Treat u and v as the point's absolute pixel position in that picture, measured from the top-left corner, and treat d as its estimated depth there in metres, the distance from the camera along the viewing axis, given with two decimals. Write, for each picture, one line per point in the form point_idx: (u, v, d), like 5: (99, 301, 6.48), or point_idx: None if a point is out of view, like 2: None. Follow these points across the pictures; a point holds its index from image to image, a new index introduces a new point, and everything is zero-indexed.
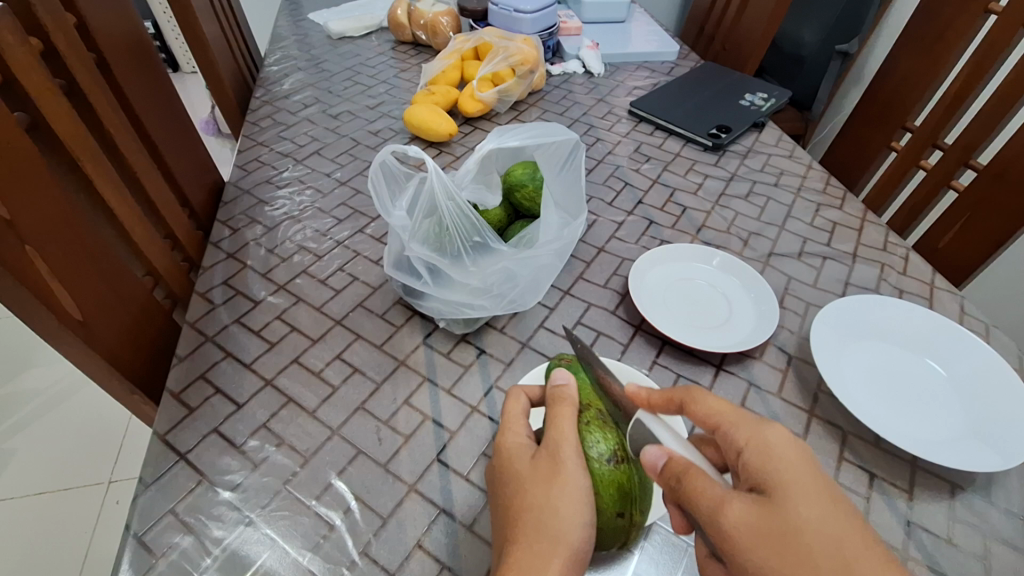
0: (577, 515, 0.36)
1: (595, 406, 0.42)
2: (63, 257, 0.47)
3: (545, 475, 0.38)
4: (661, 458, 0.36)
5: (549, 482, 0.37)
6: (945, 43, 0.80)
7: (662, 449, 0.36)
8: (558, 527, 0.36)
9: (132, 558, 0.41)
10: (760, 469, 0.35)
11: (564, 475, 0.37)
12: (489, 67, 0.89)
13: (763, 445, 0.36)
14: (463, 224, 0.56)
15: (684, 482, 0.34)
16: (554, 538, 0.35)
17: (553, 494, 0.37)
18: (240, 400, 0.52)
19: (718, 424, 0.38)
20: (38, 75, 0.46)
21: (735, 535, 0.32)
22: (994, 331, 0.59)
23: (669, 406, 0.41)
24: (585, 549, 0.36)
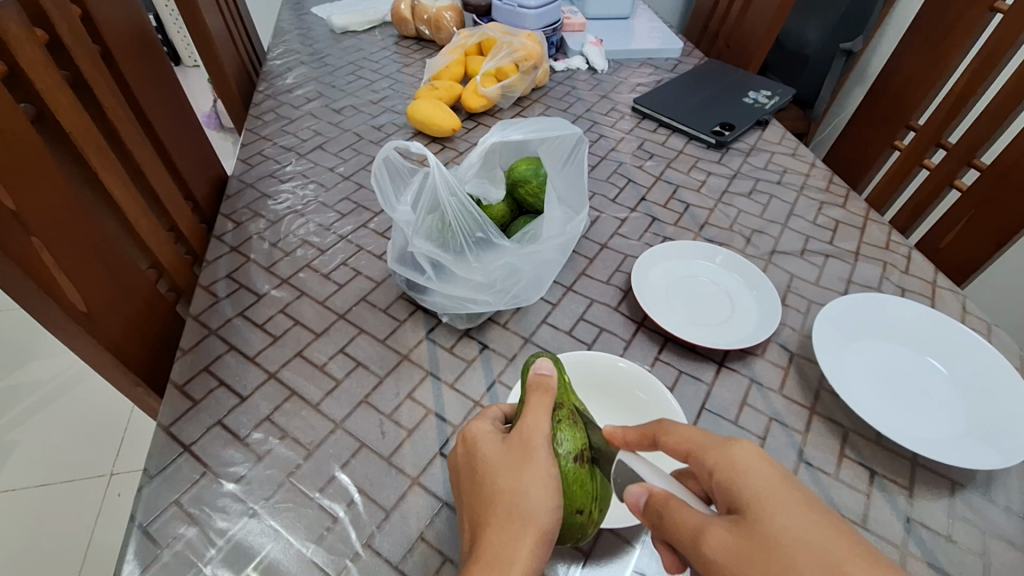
0: (544, 499, 0.36)
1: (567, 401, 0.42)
2: (67, 249, 0.47)
3: (516, 462, 0.38)
4: (642, 495, 0.36)
5: (517, 469, 0.37)
6: (950, 43, 0.80)
7: (642, 486, 0.36)
8: (523, 512, 0.36)
9: (137, 548, 0.42)
10: (731, 490, 0.34)
11: (533, 461, 0.38)
12: (493, 62, 0.89)
13: (734, 464, 0.35)
14: (466, 220, 0.56)
15: (665, 518, 0.34)
16: (520, 523, 0.35)
17: (523, 478, 0.37)
18: (244, 393, 0.52)
19: (689, 450, 0.37)
20: (44, 67, 0.46)
21: (720, 561, 0.31)
22: (995, 330, 0.59)
23: (643, 442, 0.40)
24: (553, 530, 0.36)
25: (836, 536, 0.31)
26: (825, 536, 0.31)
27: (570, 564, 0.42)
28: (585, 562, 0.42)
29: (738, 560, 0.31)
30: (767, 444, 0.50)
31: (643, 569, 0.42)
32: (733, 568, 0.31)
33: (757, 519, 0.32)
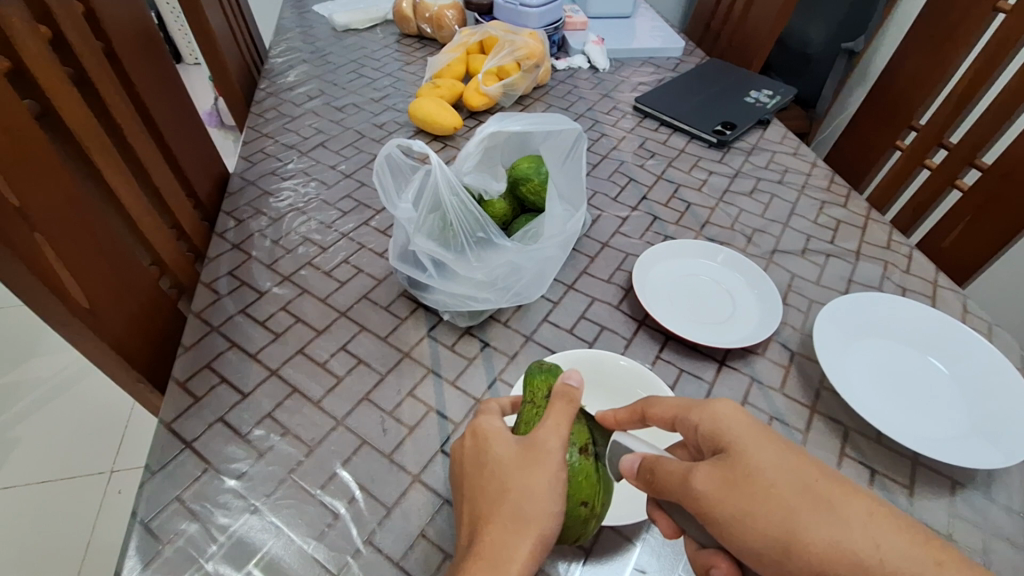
0: (550, 503, 0.36)
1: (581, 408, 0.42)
2: (71, 245, 0.48)
3: (529, 463, 0.37)
4: (636, 461, 0.37)
5: (528, 470, 0.37)
6: (953, 43, 0.80)
7: (636, 454, 0.37)
8: (530, 514, 0.36)
9: (139, 543, 0.42)
10: (716, 440, 0.35)
11: (545, 463, 0.37)
12: (494, 61, 0.89)
13: (714, 415, 0.35)
14: (467, 220, 0.56)
15: (655, 471, 0.35)
16: (525, 525, 0.35)
17: (534, 481, 0.37)
18: (245, 390, 0.52)
19: (675, 414, 0.38)
20: (48, 65, 0.46)
21: (707, 497, 0.32)
22: (996, 330, 0.59)
23: (633, 418, 0.41)
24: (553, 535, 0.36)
25: (809, 466, 0.32)
26: (800, 469, 0.32)
27: (570, 562, 0.42)
28: (585, 560, 0.42)
29: (725, 495, 0.32)
30: None
31: (644, 567, 0.42)
32: (718, 503, 0.32)
33: (738, 463, 0.33)
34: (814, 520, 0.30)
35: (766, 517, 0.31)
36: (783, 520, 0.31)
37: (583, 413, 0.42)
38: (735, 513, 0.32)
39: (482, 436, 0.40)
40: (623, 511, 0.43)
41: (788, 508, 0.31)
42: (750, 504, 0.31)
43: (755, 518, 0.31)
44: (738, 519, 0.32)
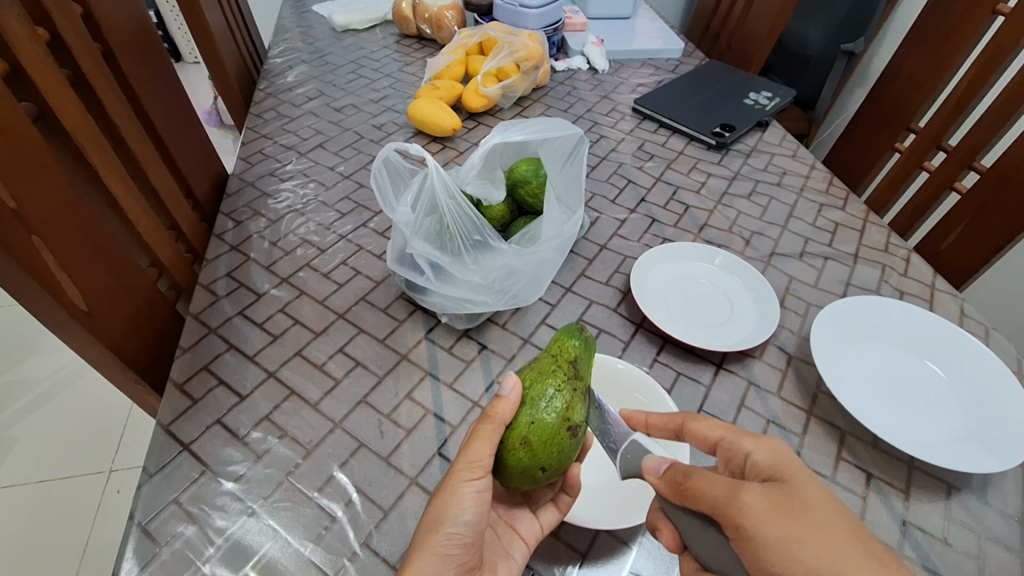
0: (453, 518, 0.38)
1: (568, 382, 0.40)
2: (68, 247, 0.47)
3: (460, 474, 0.39)
4: (663, 463, 0.39)
5: (455, 482, 0.39)
6: (952, 45, 0.80)
7: (663, 457, 0.39)
8: (444, 527, 0.38)
9: (136, 545, 0.42)
10: (770, 468, 0.36)
11: (477, 477, 0.39)
12: (494, 62, 0.89)
13: (767, 450, 0.37)
14: (464, 223, 0.56)
15: (690, 474, 0.36)
16: (440, 536, 0.38)
17: (464, 492, 0.39)
18: (243, 392, 0.52)
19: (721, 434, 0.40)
20: (45, 66, 0.46)
21: (753, 508, 0.32)
22: (994, 334, 0.59)
23: (669, 426, 0.44)
24: (451, 547, 0.38)
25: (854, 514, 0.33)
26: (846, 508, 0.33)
27: (566, 566, 0.42)
28: (582, 563, 0.42)
29: (774, 513, 0.32)
30: None
31: (641, 571, 0.42)
32: (766, 519, 0.32)
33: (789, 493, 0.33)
34: (860, 565, 0.30)
35: (813, 542, 0.31)
36: (826, 556, 0.31)
37: (577, 388, 0.40)
38: (778, 536, 0.31)
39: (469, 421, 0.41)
40: (620, 516, 0.43)
41: (833, 544, 0.31)
42: (797, 530, 0.31)
43: (799, 545, 0.31)
44: (781, 544, 0.31)
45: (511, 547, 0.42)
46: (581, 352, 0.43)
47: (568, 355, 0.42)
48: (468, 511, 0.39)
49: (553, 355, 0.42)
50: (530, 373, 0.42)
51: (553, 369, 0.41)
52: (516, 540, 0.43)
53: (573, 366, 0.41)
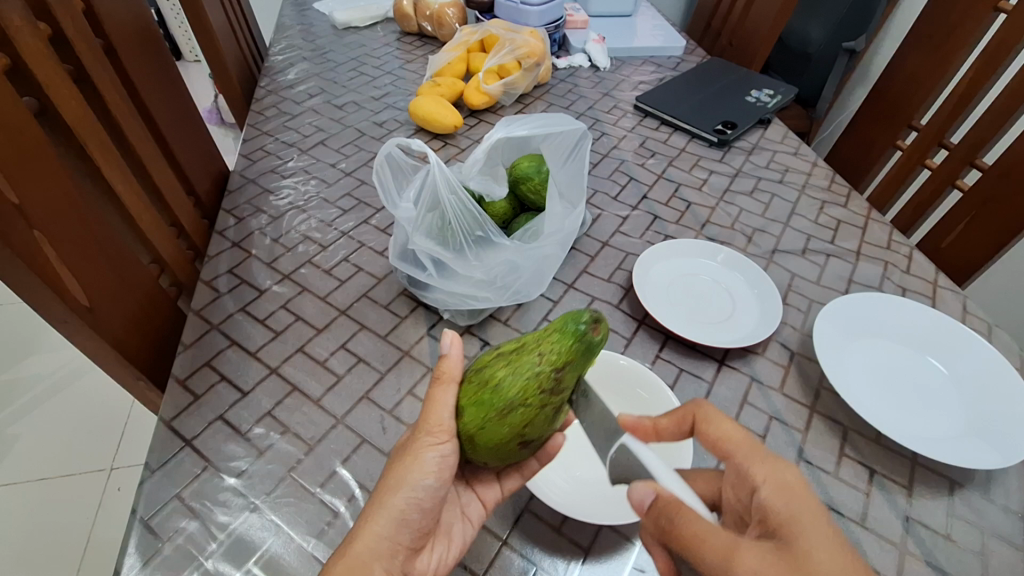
0: (416, 481, 0.38)
1: (541, 392, 0.37)
2: (69, 243, 0.47)
3: (428, 435, 0.38)
4: (648, 495, 0.35)
5: (423, 445, 0.38)
6: (953, 42, 0.80)
7: (650, 486, 0.36)
8: (403, 491, 0.38)
9: (139, 541, 0.42)
10: (776, 512, 0.34)
11: (441, 442, 0.38)
12: (495, 59, 0.89)
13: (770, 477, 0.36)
14: (465, 218, 0.56)
15: (677, 523, 0.34)
16: (399, 500, 0.38)
17: (429, 457, 0.38)
18: (245, 388, 0.52)
19: (728, 451, 0.39)
20: (47, 61, 0.46)
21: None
22: (996, 330, 0.59)
23: (681, 426, 0.43)
24: (410, 510, 0.38)
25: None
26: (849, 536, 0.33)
27: (569, 561, 0.42)
28: (585, 558, 0.42)
29: None
30: (766, 443, 0.50)
31: (643, 566, 0.42)
32: None
33: (788, 543, 0.33)
34: None
35: None
36: None
37: (549, 399, 0.37)
38: None
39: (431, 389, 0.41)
40: (621, 511, 0.43)
41: None
42: None
43: None
44: None
45: (467, 507, 0.43)
46: (570, 354, 0.38)
47: (557, 357, 0.38)
48: (431, 476, 0.38)
49: (538, 353, 0.38)
50: (512, 365, 0.38)
51: (532, 373, 0.37)
52: (474, 501, 0.44)
53: (555, 374, 0.37)
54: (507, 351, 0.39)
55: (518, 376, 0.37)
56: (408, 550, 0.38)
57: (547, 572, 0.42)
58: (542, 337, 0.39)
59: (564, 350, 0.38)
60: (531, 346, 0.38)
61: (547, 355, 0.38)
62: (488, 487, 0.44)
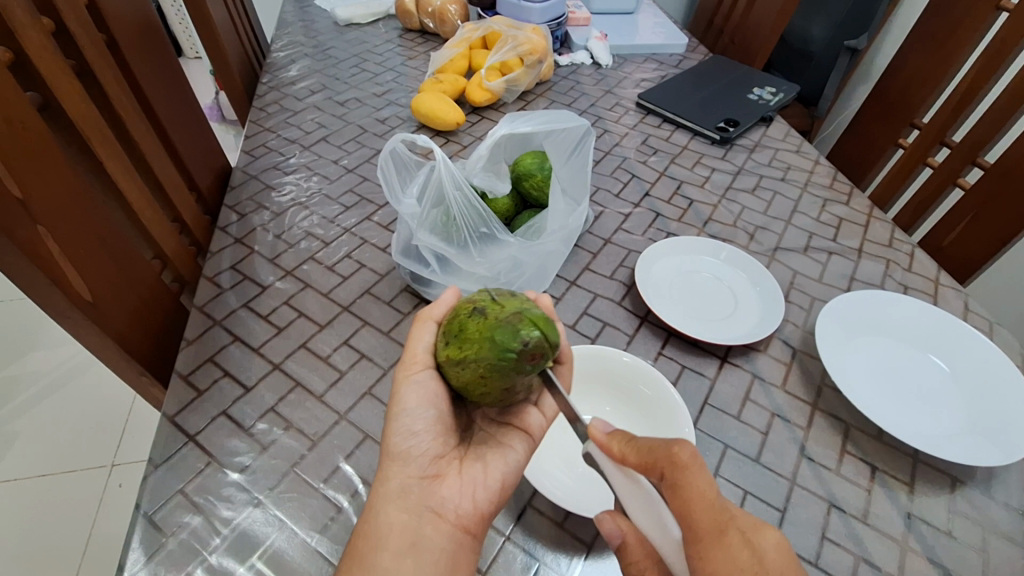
0: (406, 405, 0.40)
1: (490, 397, 0.38)
2: (73, 239, 0.47)
3: (404, 370, 0.42)
4: (616, 534, 0.38)
5: (400, 381, 0.41)
6: (955, 41, 0.80)
7: (619, 528, 0.38)
8: (393, 427, 0.40)
9: (142, 535, 0.42)
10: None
11: (419, 372, 0.41)
12: (497, 56, 0.88)
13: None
14: (470, 215, 0.56)
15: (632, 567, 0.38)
16: (393, 436, 0.40)
17: (402, 388, 0.41)
18: (248, 383, 0.52)
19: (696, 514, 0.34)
20: (49, 55, 0.46)
21: None
22: (997, 328, 0.59)
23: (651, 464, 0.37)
24: (411, 434, 0.40)
25: None
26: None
27: (572, 557, 0.42)
28: (587, 554, 0.43)
29: None
30: (768, 440, 0.50)
31: None
32: None
33: None
34: None
35: None
36: None
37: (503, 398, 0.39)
38: None
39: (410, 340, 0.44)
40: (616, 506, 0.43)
41: None
42: None
43: None
44: None
45: (506, 438, 0.43)
46: (509, 378, 0.36)
47: (498, 380, 0.36)
48: (409, 399, 0.40)
49: (481, 378, 0.36)
50: (460, 376, 0.38)
51: (477, 388, 0.37)
52: (518, 432, 0.44)
53: (500, 388, 0.37)
54: (454, 358, 0.38)
55: (467, 386, 0.38)
56: (422, 479, 0.40)
57: (549, 568, 0.42)
58: (480, 363, 0.36)
59: (502, 377, 0.36)
60: (472, 367, 0.37)
61: (487, 379, 0.36)
62: (524, 417, 0.44)
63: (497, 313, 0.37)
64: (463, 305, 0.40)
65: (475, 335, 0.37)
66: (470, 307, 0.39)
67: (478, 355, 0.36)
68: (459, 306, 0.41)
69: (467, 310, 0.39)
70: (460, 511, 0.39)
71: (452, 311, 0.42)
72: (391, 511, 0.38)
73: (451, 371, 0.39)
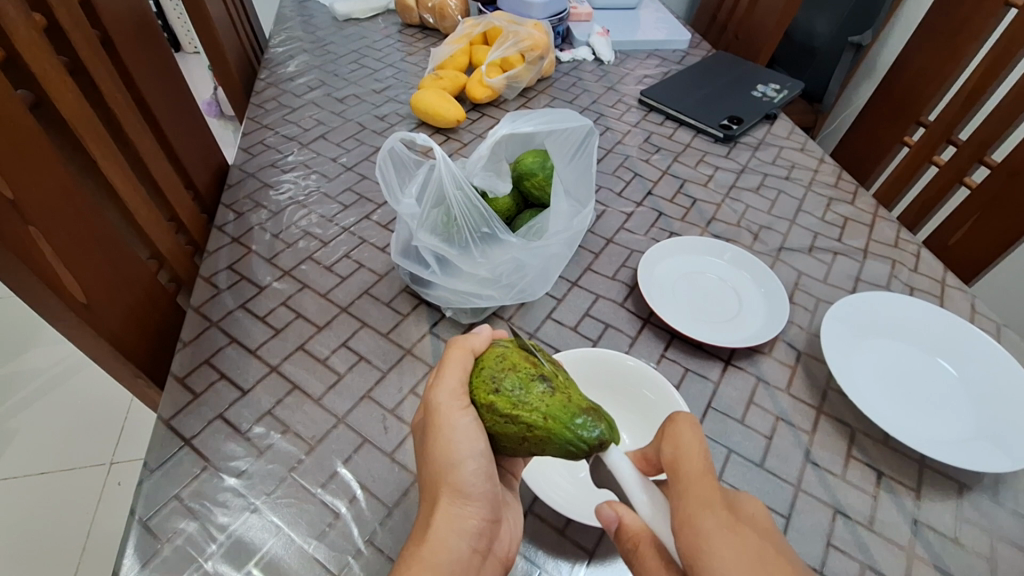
0: (472, 444, 0.37)
1: (517, 450, 0.37)
2: (65, 239, 0.46)
3: (449, 404, 0.37)
4: (614, 520, 0.36)
5: (458, 422, 0.37)
6: (964, 37, 0.78)
7: (615, 510, 0.36)
8: (463, 466, 0.37)
9: (137, 542, 0.41)
10: (715, 531, 0.31)
11: (467, 406, 0.38)
12: (499, 51, 0.87)
13: (688, 516, 0.32)
14: (472, 215, 0.55)
15: (631, 552, 0.35)
16: (461, 474, 0.37)
17: (464, 424, 0.37)
18: (245, 386, 0.51)
19: (680, 461, 0.35)
20: (41, 51, 0.44)
21: None
22: (1006, 330, 0.58)
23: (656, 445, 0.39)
24: (477, 476, 0.37)
25: None
26: (774, 571, 0.29)
27: (574, 563, 0.42)
28: (589, 560, 0.42)
29: None
30: (773, 444, 0.49)
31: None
32: None
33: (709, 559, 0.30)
34: None
35: None
36: None
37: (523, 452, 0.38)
38: None
39: (446, 372, 0.39)
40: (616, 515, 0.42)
41: None
42: None
43: None
44: None
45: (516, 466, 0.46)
46: (556, 449, 0.36)
47: (544, 445, 0.36)
48: (482, 438, 0.37)
49: (530, 437, 0.36)
50: (505, 423, 0.36)
51: (517, 439, 0.36)
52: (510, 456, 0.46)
53: (538, 450, 0.36)
54: (506, 408, 0.36)
55: (508, 435, 0.37)
56: (491, 521, 0.38)
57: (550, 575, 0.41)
58: (541, 432, 0.36)
59: (552, 446, 0.36)
60: (526, 425, 0.36)
61: (536, 441, 0.36)
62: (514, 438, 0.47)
63: (573, 397, 0.37)
64: (524, 362, 0.39)
65: (545, 402, 0.36)
66: (541, 373, 0.38)
67: (544, 425, 0.36)
68: (518, 357, 0.39)
69: (535, 373, 0.38)
70: (508, 549, 0.40)
71: (503, 356, 0.39)
72: (463, 546, 0.36)
73: (492, 415, 0.37)
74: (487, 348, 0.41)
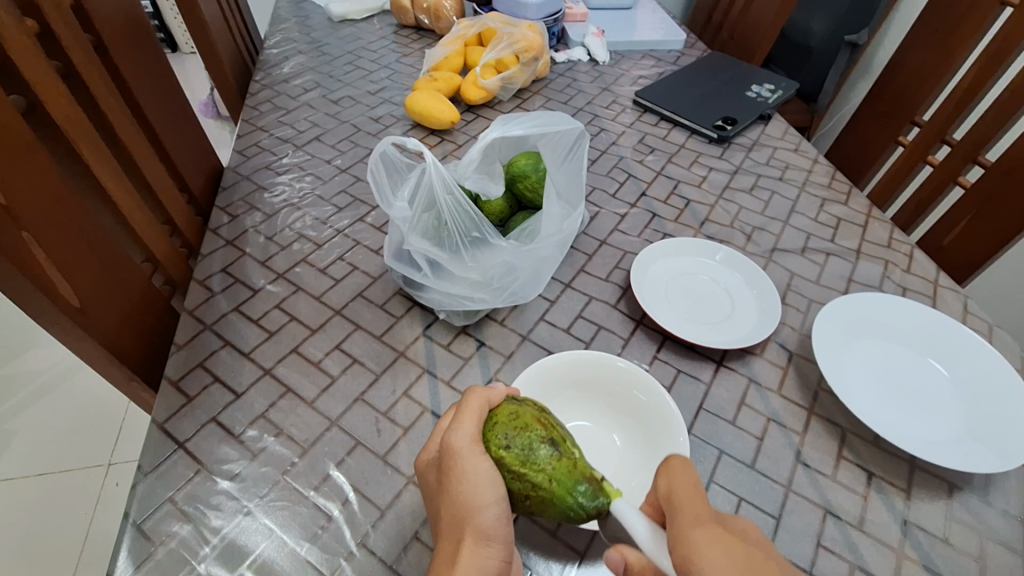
0: (492, 489, 0.37)
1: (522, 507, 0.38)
2: (60, 244, 0.47)
3: (465, 448, 0.38)
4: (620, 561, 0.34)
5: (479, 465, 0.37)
6: (958, 37, 0.78)
7: (620, 551, 0.35)
8: (486, 508, 0.36)
9: (131, 544, 0.42)
10: (705, 539, 0.31)
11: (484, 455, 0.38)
12: (492, 53, 0.87)
13: (681, 531, 0.32)
14: (462, 219, 0.55)
15: None
16: (485, 517, 0.36)
17: (485, 468, 0.37)
18: (239, 389, 0.51)
19: (675, 489, 0.36)
20: (35, 58, 0.45)
21: None
22: (997, 331, 0.58)
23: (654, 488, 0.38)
24: (497, 523, 0.36)
25: None
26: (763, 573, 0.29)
27: (564, 564, 0.42)
28: (580, 562, 0.42)
29: None
30: (764, 445, 0.49)
31: None
32: None
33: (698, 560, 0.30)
34: None
35: None
36: None
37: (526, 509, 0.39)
38: None
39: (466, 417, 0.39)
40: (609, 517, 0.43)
41: None
42: None
43: None
44: None
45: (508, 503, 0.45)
46: (557, 513, 0.37)
47: (547, 507, 0.37)
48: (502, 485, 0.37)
49: (534, 499, 0.37)
50: (511, 483, 0.38)
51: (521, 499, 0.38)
52: None
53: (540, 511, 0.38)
54: (513, 470, 0.37)
55: (515, 495, 0.38)
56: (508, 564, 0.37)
57: None
58: (544, 494, 0.37)
59: (554, 510, 0.37)
60: (531, 488, 0.37)
61: (539, 503, 0.37)
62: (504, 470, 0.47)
63: (578, 462, 0.38)
64: (534, 421, 0.40)
65: (551, 469, 0.37)
66: (551, 435, 0.39)
67: (548, 487, 0.37)
68: (529, 416, 0.40)
69: (543, 436, 0.39)
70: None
71: (515, 413, 0.40)
72: None
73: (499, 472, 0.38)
74: (504, 403, 0.41)
